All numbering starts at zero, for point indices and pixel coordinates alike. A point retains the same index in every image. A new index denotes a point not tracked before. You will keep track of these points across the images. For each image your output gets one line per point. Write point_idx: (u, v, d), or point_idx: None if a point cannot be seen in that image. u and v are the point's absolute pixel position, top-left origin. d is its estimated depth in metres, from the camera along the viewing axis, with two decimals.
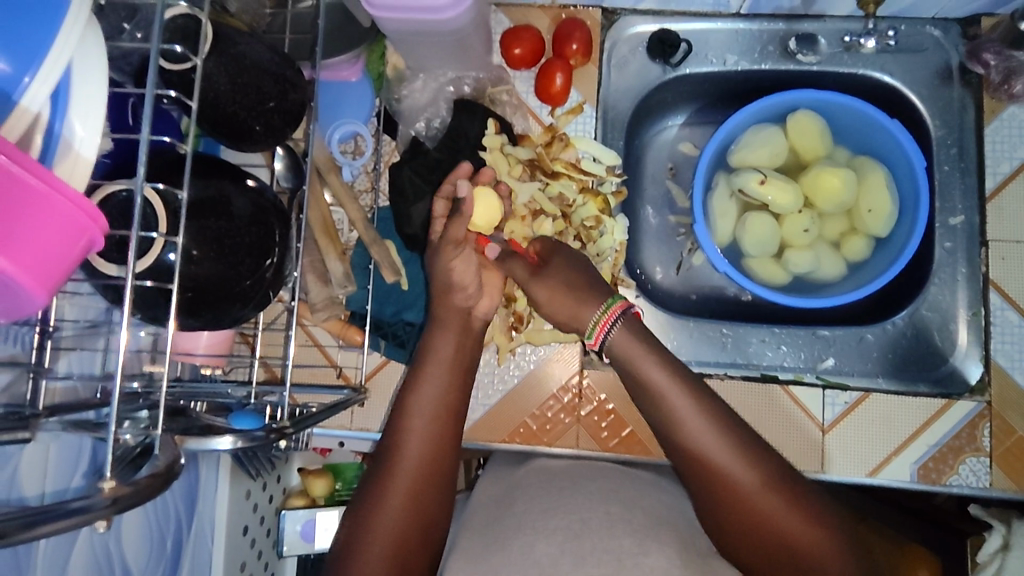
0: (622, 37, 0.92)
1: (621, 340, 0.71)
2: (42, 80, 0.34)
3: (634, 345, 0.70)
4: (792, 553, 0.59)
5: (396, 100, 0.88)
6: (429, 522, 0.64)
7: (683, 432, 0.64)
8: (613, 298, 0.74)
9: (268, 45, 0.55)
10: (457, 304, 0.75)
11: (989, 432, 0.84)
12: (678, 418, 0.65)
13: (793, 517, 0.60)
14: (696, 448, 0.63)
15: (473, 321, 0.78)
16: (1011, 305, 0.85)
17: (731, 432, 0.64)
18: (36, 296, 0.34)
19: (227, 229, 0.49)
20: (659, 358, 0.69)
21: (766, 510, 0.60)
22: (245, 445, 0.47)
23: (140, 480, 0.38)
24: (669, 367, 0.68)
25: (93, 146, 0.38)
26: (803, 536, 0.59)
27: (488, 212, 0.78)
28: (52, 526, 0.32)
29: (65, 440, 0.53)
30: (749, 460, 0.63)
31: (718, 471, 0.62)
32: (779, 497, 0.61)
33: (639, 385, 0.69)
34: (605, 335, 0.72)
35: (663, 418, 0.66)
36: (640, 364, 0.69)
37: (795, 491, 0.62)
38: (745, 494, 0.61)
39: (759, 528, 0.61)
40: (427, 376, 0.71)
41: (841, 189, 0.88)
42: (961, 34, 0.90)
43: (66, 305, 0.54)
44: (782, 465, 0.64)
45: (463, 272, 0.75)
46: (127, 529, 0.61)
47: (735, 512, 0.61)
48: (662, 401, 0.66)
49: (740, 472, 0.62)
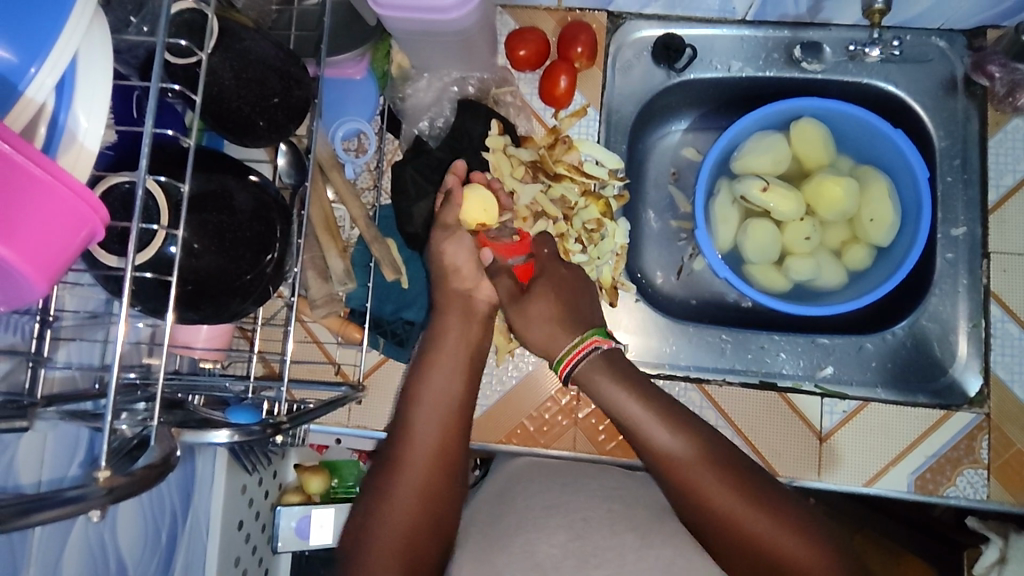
0: (627, 41, 0.92)
1: (594, 371, 0.73)
2: (48, 70, 0.35)
3: (603, 373, 0.72)
4: (772, 559, 0.58)
5: (400, 100, 0.89)
6: (442, 514, 0.64)
7: (659, 453, 0.65)
8: (587, 334, 0.75)
9: (274, 41, 0.55)
10: (452, 291, 0.78)
11: (988, 444, 0.84)
12: (658, 444, 0.65)
13: (770, 523, 0.59)
14: (676, 466, 0.63)
15: (477, 305, 0.78)
16: (1012, 317, 0.85)
17: (712, 450, 0.65)
18: (37, 286, 0.34)
19: (229, 223, 0.49)
20: (632, 388, 0.70)
21: (753, 527, 0.59)
22: (242, 438, 0.48)
23: (136, 470, 0.38)
24: (642, 398, 0.69)
25: (97, 139, 0.38)
26: (793, 553, 0.58)
27: (479, 205, 0.79)
28: (48, 513, 0.33)
29: (62, 430, 0.53)
30: (726, 477, 0.62)
31: (703, 492, 0.61)
32: (763, 513, 0.60)
33: (618, 418, 0.70)
34: (573, 367, 0.74)
35: (640, 443, 0.67)
36: (616, 397, 0.70)
37: (773, 500, 0.62)
38: (729, 510, 0.60)
39: (739, 537, 0.59)
40: (438, 368, 0.72)
41: (844, 198, 0.88)
42: (966, 45, 0.90)
43: (67, 295, 0.54)
44: (761, 478, 0.64)
45: (454, 254, 0.78)
46: (121, 520, 0.61)
47: (710, 519, 0.61)
48: (643, 435, 0.66)
49: (720, 492, 0.61)
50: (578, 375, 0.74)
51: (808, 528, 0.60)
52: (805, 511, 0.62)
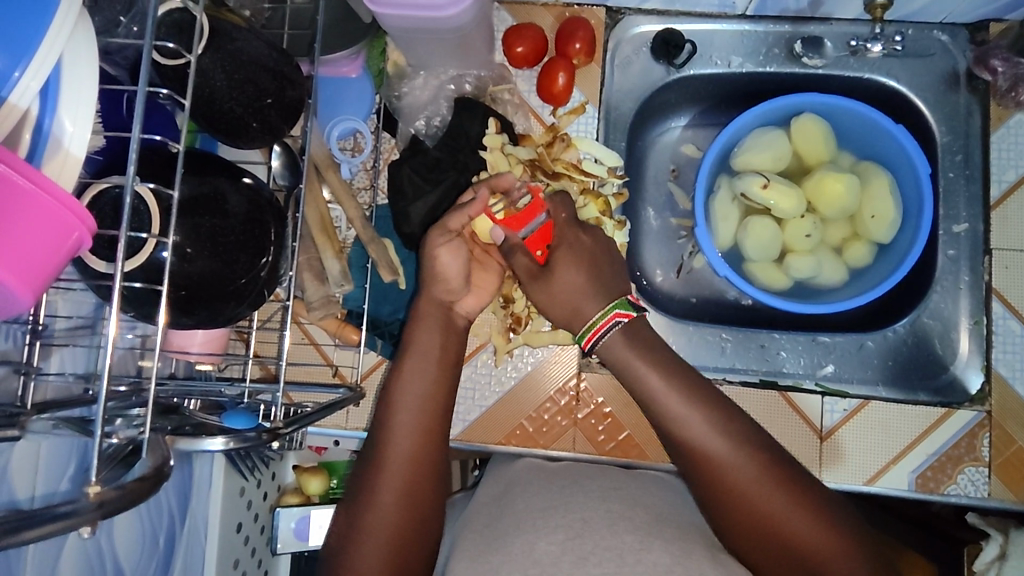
0: (626, 36, 0.91)
1: (617, 346, 0.73)
2: (32, 75, 0.33)
3: (626, 350, 0.72)
4: (785, 546, 0.59)
5: (396, 98, 0.87)
6: (426, 515, 0.63)
7: (673, 425, 0.66)
8: (609, 307, 0.74)
9: (267, 41, 0.54)
10: (436, 296, 0.75)
11: (989, 442, 0.83)
12: (679, 422, 0.66)
13: (785, 505, 0.60)
14: (692, 442, 0.64)
15: (454, 316, 0.77)
16: (1014, 314, 0.85)
17: (732, 428, 0.65)
18: (23, 297, 0.33)
19: (221, 227, 0.48)
20: (656, 364, 0.70)
21: (769, 508, 0.60)
22: (237, 446, 0.48)
23: (128, 484, 0.38)
24: (666, 373, 0.69)
25: (83, 144, 0.37)
26: (806, 537, 0.59)
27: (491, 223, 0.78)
28: (37, 531, 0.32)
29: (55, 440, 0.52)
30: (746, 456, 0.63)
31: (723, 474, 0.62)
32: (779, 495, 0.61)
33: (639, 391, 0.70)
34: (599, 338, 0.73)
35: (660, 426, 0.68)
36: (639, 371, 0.71)
37: (797, 485, 0.62)
38: (747, 491, 0.61)
39: (753, 519, 0.60)
40: (412, 367, 0.71)
41: (844, 194, 0.87)
42: (969, 39, 0.89)
43: (59, 301, 0.53)
44: (784, 460, 0.64)
45: (450, 263, 0.74)
46: (118, 527, 0.61)
47: (731, 506, 0.62)
48: (662, 409, 0.67)
49: (739, 473, 0.62)
50: (603, 351, 0.74)
51: (823, 510, 0.61)
52: (820, 494, 0.63)
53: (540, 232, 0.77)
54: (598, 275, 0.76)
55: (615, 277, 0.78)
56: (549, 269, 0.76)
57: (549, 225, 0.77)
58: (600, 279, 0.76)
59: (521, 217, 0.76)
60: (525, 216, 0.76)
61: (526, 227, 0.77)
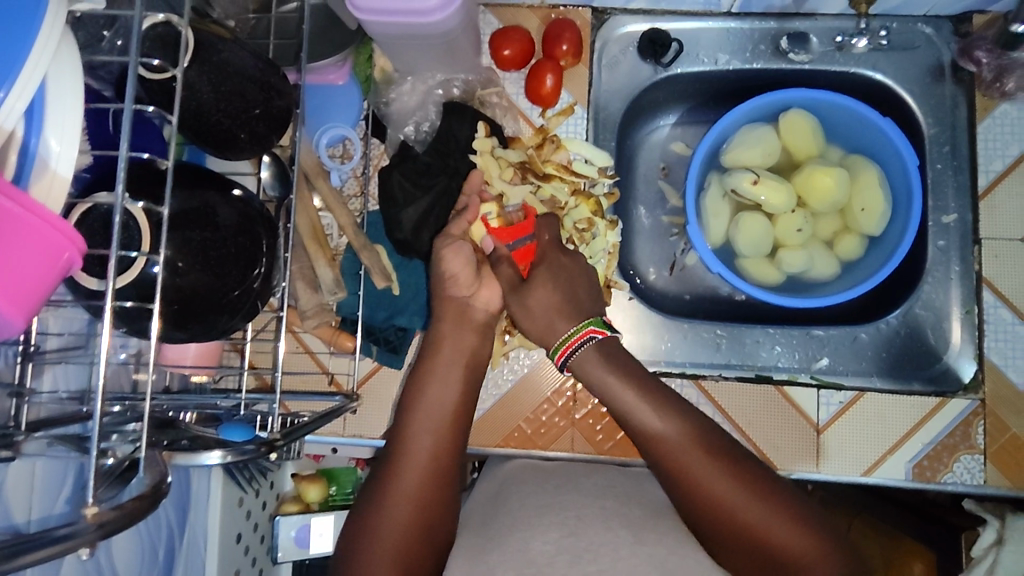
0: (613, 36, 0.91)
1: (590, 362, 0.72)
2: (17, 95, 0.33)
3: (600, 366, 0.72)
4: (774, 556, 0.58)
5: (384, 104, 0.87)
6: (435, 520, 0.63)
7: (655, 440, 0.65)
8: (585, 323, 0.74)
9: (252, 51, 0.54)
10: (453, 296, 0.77)
11: (983, 430, 0.84)
12: (661, 435, 0.65)
13: (771, 514, 0.59)
14: (673, 456, 0.64)
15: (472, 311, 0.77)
16: (1004, 302, 0.86)
17: (711, 442, 0.64)
18: (16, 320, 0.33)
19: (212, 240, 0.48)
20: (632, 378, 0.70)
21: (756, 519, 0.59)
22: (235, 459, 0.47)
23: (126, 502, 0.37)
24: (642, 388, 0.69)
25: (69, 163, 0.37)
26: (794, 545, 0.58)
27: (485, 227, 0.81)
28: (39, 553, 0.32)
29: (50, 461, 0.52)
30: (728, 468, 0.62)
31: (706, 489, 0.61)
32: (765, 505, 0.60)
33: (617, 407, 0.70)
34: (571, 354, 0.73)
35: (643, 442, 0.67)
36: (615, 388, 0.70)
37: (781, 493, 0.61)
38: (733, 504, 0.60)
39: (743, 531, 0.59)
40: (437, 377, 0.72)
41: (834, 188, 0.88)
42: (953, 31, 0.89)
43: (50, 318, 0.53)
44: (761, 469, 0.64)
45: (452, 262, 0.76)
46: (118, 544, 0.60)
47: (722, 521, 0.60)
48: (643, 423, 0.67)
49: (723, 486, 0.61)
50: (575, 366, 0.73)
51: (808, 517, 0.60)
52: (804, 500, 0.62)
53: (523, 250, 0.80)
54: (575, 292, 0.76)
55: (589, 293, 0.78)
56: (534, 280, 0.75)
57: (533, 245, 0.80)
58: (574, 296, 0.76)
59: (511, 232, 0.80)
60: (515, 231, 0.80)
61: (513, 241, 0.80)
